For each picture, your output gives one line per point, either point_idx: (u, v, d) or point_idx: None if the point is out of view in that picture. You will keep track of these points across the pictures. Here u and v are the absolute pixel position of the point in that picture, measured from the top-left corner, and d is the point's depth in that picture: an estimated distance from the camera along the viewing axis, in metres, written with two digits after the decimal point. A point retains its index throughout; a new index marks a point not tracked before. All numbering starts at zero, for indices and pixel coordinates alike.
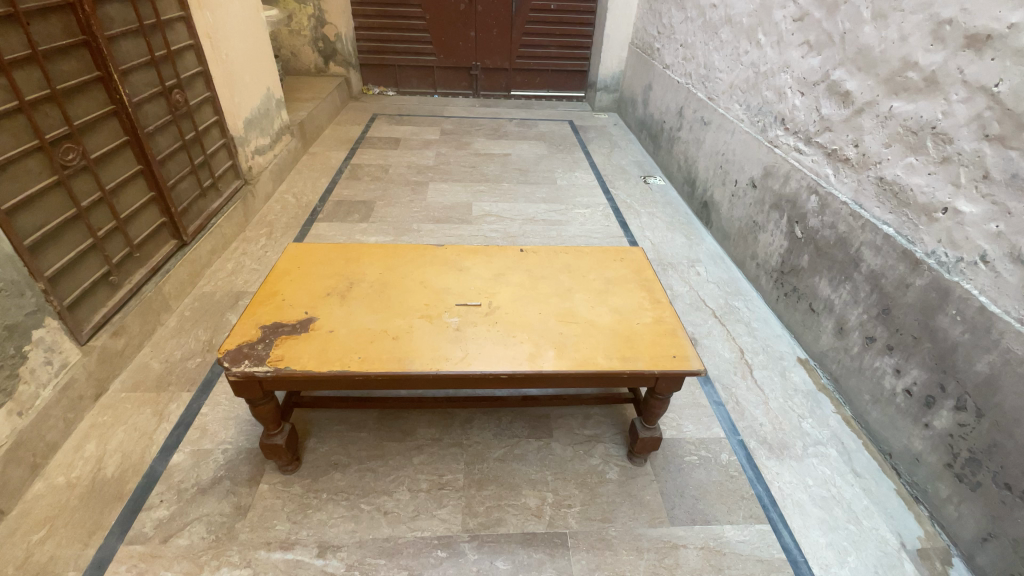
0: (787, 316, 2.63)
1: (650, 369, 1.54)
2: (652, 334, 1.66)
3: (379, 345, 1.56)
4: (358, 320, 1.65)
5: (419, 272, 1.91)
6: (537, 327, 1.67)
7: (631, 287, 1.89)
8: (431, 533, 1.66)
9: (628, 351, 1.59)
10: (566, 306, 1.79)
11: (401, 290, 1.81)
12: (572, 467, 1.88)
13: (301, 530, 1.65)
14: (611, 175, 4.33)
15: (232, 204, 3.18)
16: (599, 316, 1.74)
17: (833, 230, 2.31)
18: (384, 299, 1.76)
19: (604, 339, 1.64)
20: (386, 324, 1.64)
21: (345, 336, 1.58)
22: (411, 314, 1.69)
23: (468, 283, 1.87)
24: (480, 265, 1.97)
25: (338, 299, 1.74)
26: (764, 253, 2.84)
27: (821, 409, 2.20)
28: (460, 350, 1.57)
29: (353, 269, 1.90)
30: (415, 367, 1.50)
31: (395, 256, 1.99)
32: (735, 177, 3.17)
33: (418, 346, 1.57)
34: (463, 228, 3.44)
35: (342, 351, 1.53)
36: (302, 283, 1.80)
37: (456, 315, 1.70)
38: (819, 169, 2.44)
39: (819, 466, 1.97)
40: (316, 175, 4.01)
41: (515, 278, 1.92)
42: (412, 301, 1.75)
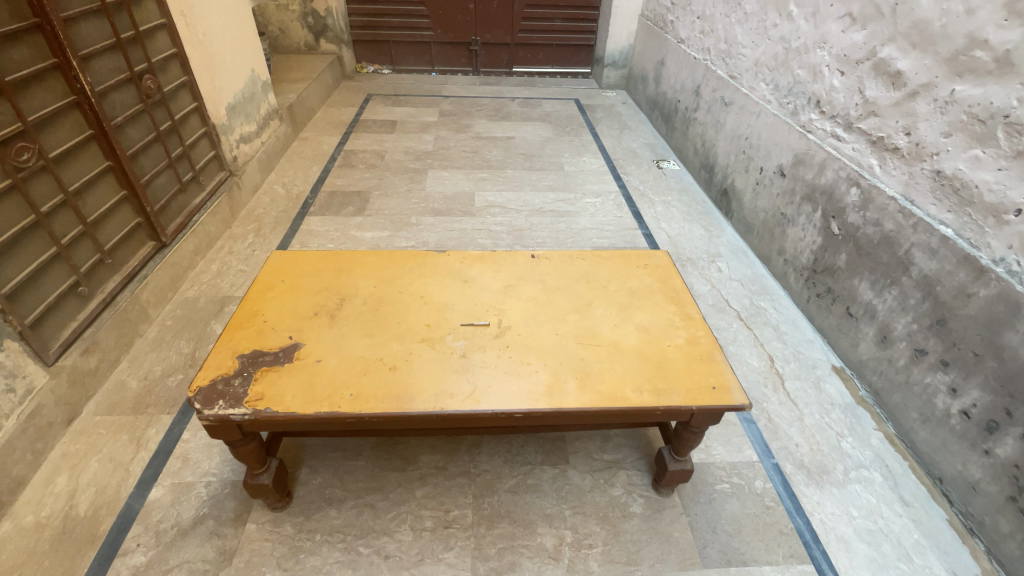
0: (820, 319, 2.43)
1: (687, 405, 1.34)
2: (686, 361, 1.45)
3: (374, 378, 1.36)
4: (350, 347, 1.44)
5: (419, 285, 1.69)
6: (555, 352, 1.47)
7: (659, 300, 1.67)
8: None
9: (661, 382, 1.39)
10: (586, 324, 1.57)
11: (399, 307, 1.60)
12: (591, 499, 1.71)
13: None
14: (621, 159, 4.06)
15: (216, 198, 2.94)
16: (625, 336, 1.53)
17: (878, 228, 2.08)
18: (380, 319, 1.54)
19: (632, 367, 1.43)
20: (382, 350, 1.44)
21: (335, 368, 1.38)
22: (411, 337, 1.48)
23: (474, 297, 1.66)
24: (487, 274, 1.76)
25: (327, 321, 1.53)
26: (793, 249, 2.62)
27: (862, 427, 2.01)
28: (468, 382, 1.36)
29: (345, 282, 1.69)
30: (416, 406, 1.29)
31: (391, 265, 1.77)
32: (760, 164, 2.91)
33: (419, 380, 1.36)
34: (465, 220, 3.21)
35: (332, 388, 1.33)
36: (287, 301, 1.59)
37: (462, 337, 1.49)
38: (862, 159, 2.20)
39: (864, 494, 1.79)
40: (307, 162, 3.76)
41: (527, 289, 1.71)
42: (412, 321, 1.54)
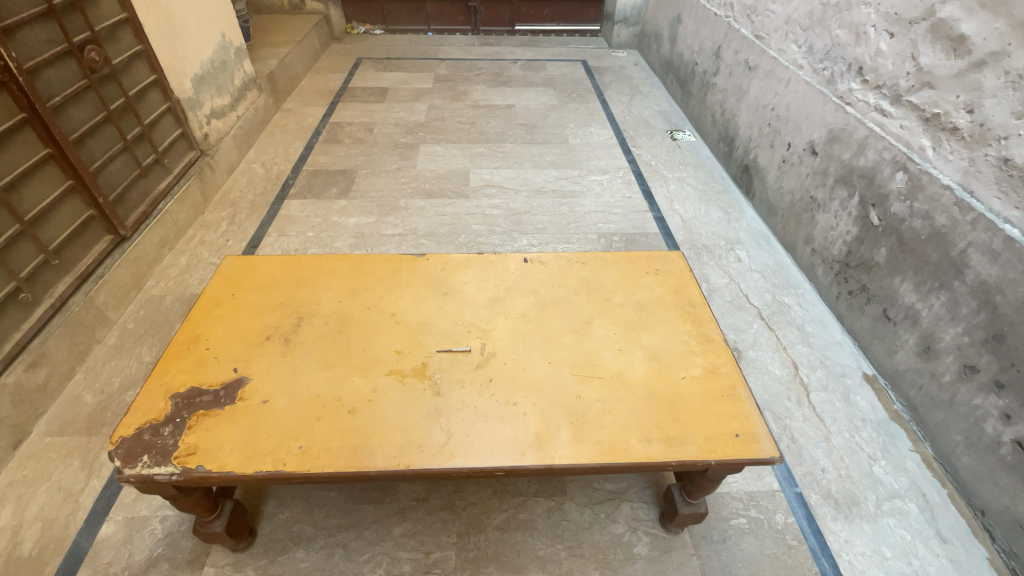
0: (852, 320, 2.17)
1: (704, 459, 1.11)
2: (703, 399, 1.22)
3: (329, 425, 1.14)
4: (304, 383, 1.23)
5: (391, 300, 1.46)
6: (546, 387, 1.24)
7: (672, 317, 1.43)
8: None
9: (673, 429, 1.16)
10: (586, 349, 1.33)
11: (365, 329, 1.37)
12: (590, 538, 1.52)
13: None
14: (632, 129, 3.71)
15: (184, 182, 2.69)
16: (631, 366, 1.29)
17: (927, 222, 1.79)
18: (342, 344, 1.32)
19: (638, 408, 1.20)
20: (340, 386, 1.22)
21: (284, 411, 1.17)
22: (376, 369, 1.26)
23: (454, 314, 1.42)
24: (471, 284, 1.51)
25: (280, 348, 1.31)
26: (823, 238, 2.34)
27: (896, 448, 1.78)
28: (440, 429, 1.14)
29: (306, 296, 1.46)
30: (376, 462, 1.08)
31: (360, 274, 1.53)
32: (788, 140, 2.58)
33: (382, 426, 1.14)
34: (458, 203, 2.93)
35: (277, 438, 1.12)
36: (235, 322, 1.37)
37: (437, 368, 1.27)
38: (913, 139, 1.88)
39: (898, 530, 1.58)
40: (289, 137, 3.47)
41: (517, 303, 1.47)
42: (379, 347, 1.32)
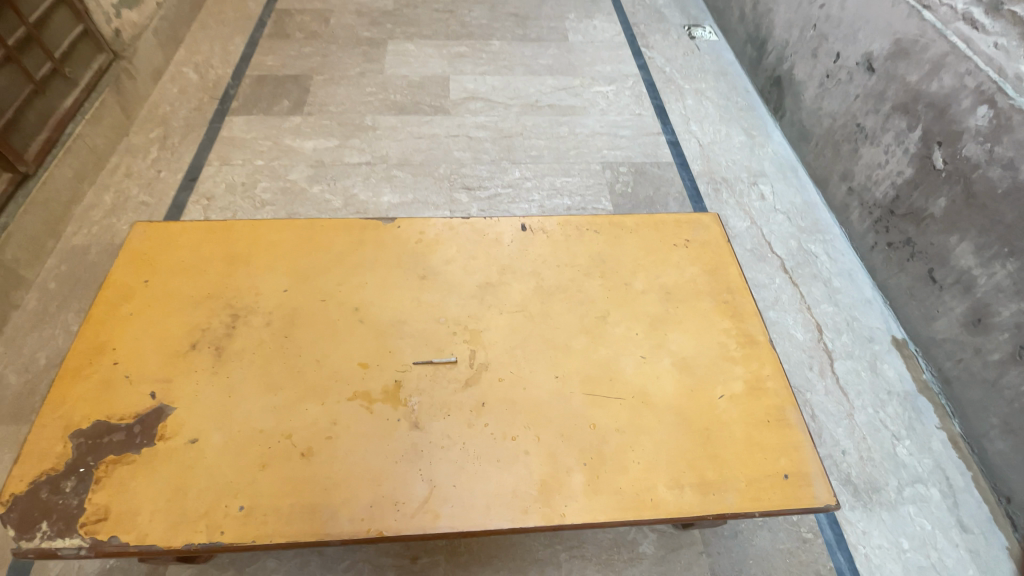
0: (886, 275, 1.93)
1: (746, 511, 0.91)
2: (746, 427, 0.99)
3: (278, 474, 0.90)
4: (245, 414, 0.97)
5: (352, 287, 1.14)
6: (551, 413, 0.99)
7: (706, 310, 1.15)
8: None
9: (709, 470, 0.94)
10: (601, 357, 1.06)
11: (320, 331, 1.07)
12: (592, 536, 1.40)
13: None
14: (643, 23, 3.11)
15: (97, 97, 2.16)
16: (657, 380, 1.04)
17: (1009, 173, 1.48)
18: (292, 356, 1.04)
19: (665, 442, 0.97)
20: (292, 418, 0.96)
21: (218, 456, 0.92)
22: (336, 392, 1.00)
23: (434, 307, 1.12)
24: (455, 263, 1.18)
25: (213, 363, 1.03)
26: (865, 177, 2.01)
27: (922, 426, 1.64)
28: (420, 479, 0.91)
29: (244, 285, 1.15)
30: (340, 528, 0.86)
31: (311, 251, 1.20)
32: (836, 49, 2.13)
33: (345, 476, 0.91)
34: (437, 121, 2.46)
35: (211, 496, 0.88)
36: (154, 326, 1.08)
37: (414, 388, 1.00)
38: (1008, 64, 1.50)
39: (918, 518, 1.48)
40: (226, 29, 2.82)
41: (513, 287, 1.15)
42: (339, 358, 1.04)
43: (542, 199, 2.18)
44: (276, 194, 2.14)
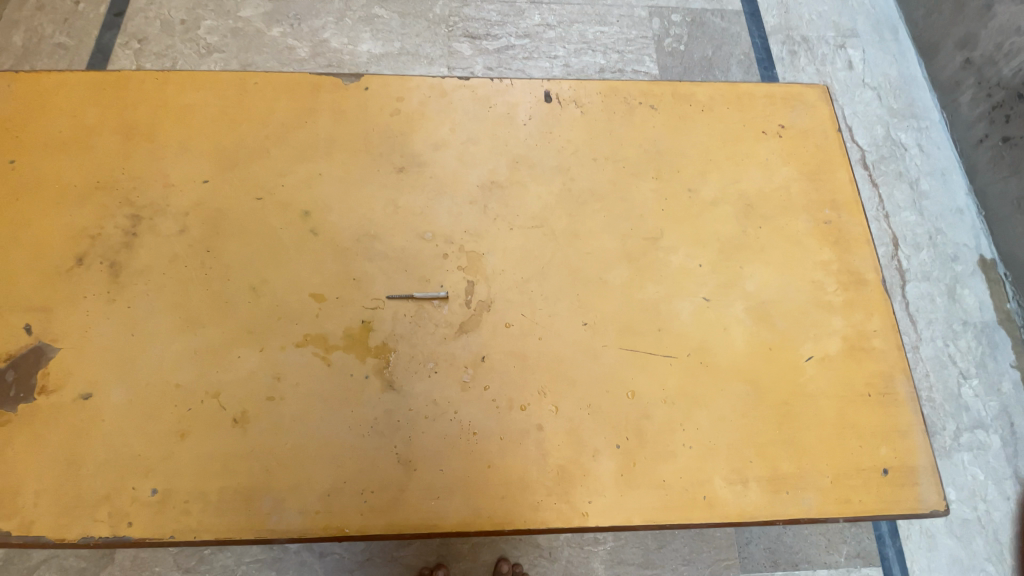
0: (987, 181, 1.55)
1: (829, 517, 0.68)
2: (839, 402, 0.73)
3: (201, 448, 0.66)
4: (154, 361, 0.70)
5: (299, 180, 0.80)
6: (575, 376, 0.72)
7: (800, 234, 0.82)
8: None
9: (785, 461, 0.70)
10: (648, 296, 0.76)
11: (255, 245, 0.76)
12: None
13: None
14: None
15: None
16: (726, 333, 0.75)
17: None
18: (218, 279, 0.74)
19: (730, 420, 0.71)
20: (219, 370, 0.70)
21: (122, 418, 0.68)
22: (279, 334, 0.72)
23: (416, 215, 0.78)
24: (448, 149, 0.82)
25: (109, 287, 0.74)
26: (998, 46, 1.51)
27: (995, 365, 1.40)
28: (396, 460, 0.67)
29: (149, 173, 0.81)
30: (288, 523, 0.64)
31: (240, 124, 0.84)
32: None
33: (294, 454, 0.67)
34: None
35: (113, 473, 0.65)
36: (27, 231, 0.78)
37: (387, 333, 0.72)
38: None
39: (971, 467, 1.32)
40: None
41: (531, 190, 0.80)
42: (282, 285, 0.74)
43: (568, 55, 1.69)
44: (226, 37, 1.66)
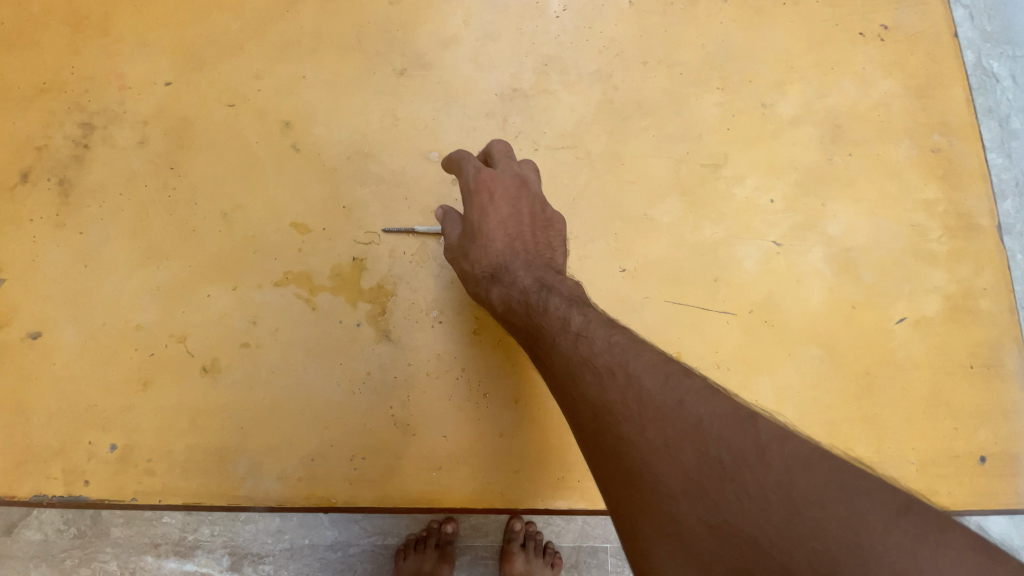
0: None
1: None
2: (934, 374, 0.60)
3: (166, 400, 0.57)
4: (113, 298, 0.59)
5: (279, 83, 0.65)
6: None
7: (900, 165, 0.65)
8: (402, 539, 0.85)
9: (862, 442, 0.57)
10: (704, 237, 0.61)
11: (226, 161, 0.63)
12: None
13: (199, 528, 0.82)
14: None
15: None
16: (798, 285, 0.60)
17: None
18: (182, 202, 0.62)
19: (796, 392, 0.58)
20: (185, 309, 0.59)
21: (77, 362, 0.58)
22: (255, 269, 0.60)
23: (420, 129, 0.64)
24: (461, 47, 0.66)
25: (57, 208, 0.63)
26: None
27: None
28: (391, 423, 0.57)
29: (102, 72, 0.67)
30: (265, 489, 0.55)
31: (209, 12, 0.68)
32: None
33: (272, 412, 0.56)
34: None
35: (69, 424, 0.57)
36: None
37: (383, 273, 0.60)
38: None
39: None
40: None
41: (561, 101, 0.65)
42: (259, 210, 0.61)
43: None
44: None
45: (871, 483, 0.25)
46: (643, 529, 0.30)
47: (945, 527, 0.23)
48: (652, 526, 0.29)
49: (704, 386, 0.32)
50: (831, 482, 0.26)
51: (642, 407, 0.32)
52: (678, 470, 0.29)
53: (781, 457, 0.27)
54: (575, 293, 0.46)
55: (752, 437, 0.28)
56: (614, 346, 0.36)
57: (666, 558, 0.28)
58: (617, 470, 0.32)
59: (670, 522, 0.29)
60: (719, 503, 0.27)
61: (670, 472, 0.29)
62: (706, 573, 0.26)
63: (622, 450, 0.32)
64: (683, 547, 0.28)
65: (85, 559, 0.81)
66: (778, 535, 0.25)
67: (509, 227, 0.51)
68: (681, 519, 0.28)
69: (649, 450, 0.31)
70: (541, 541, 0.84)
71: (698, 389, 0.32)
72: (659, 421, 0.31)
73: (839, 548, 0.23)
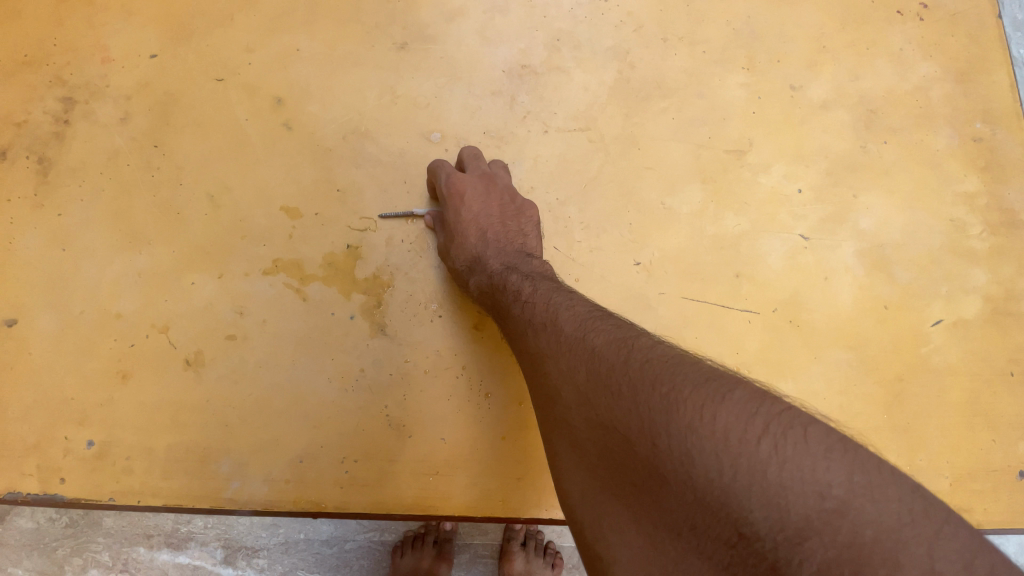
0: None
1: None
2: (972, 381, 0.55)
3: (147, 394, 0.53)
4: (92, 285, 0.56)
5: (271, 56, 0.61)
6: None
7: (939, 155, 0.60)
8: (399, 536, 0.81)
9: (893, 455, 0.53)
10: (725, 229, 0.57)
11: (213, 139, 0.58)
12: None
13: (193, 517, 0.78)
14: None
15: None
16: (826, 283, 0.56)
17: None
18: (166, 184, 0.58)
19: (823, 399, 0.54)
20: (168, 298, 0.55)
21: (54, 352, 0.55)
22: (244, 256, 0.56)
23: (422, 108, 0.59)
24: (467, 20, 0.61)
25: (35, 187, 0.59)
26: None
27: None
28: (385, 422, 0.53)
29: (84, 44, 0.63)
30: (250, 491, 0.52)
31: None
32: None
33: (259, 408, 0.53)
34: None
35: (45, 418, 0.53)
36: None
37: (380, 262, 0.56)
38: None
39: None
40: None
41: (574, 79, 0.60)
42: (247, 193, 0.57)
43: None
44: None
45: (698, 365, 0.30)
46: (559, 448, 0.34)
47: (830, 449, 0.24)
48: (564, 443, 0.34)
49: (611, 322, 0.37)
50: (668, 367, 0.30)
51: (557, 346, 0.37)
52: (574, 386, 0.34)
53: (642, 359, 0.32)
54: (538, 271, 0.48)
55: (626, 350, 0.33)
56: (551, 306, 0.41)
57: (566, 457, 0.33)
58: (538, 400, 0.37)
59: (568, 434, 0.33)
60: (595, 404, 0.32)
61: (568, 389, 0.34)
62: (596, 472, 0.31)
63: (541, 380, 0.37)
64: (575, 444, 0.33)
65: (78, 548, 0.76)
66: (652, 446, 0.27)
67: (482, 221, 0.52)
68: (573, 423, 0.33)
69: (559, 381, 0.35)
70: (541, 541, 0.80)
71: (613, 337, 0.35)
72: (577, 366, 0.34)
73: (659, 413, 0.28)
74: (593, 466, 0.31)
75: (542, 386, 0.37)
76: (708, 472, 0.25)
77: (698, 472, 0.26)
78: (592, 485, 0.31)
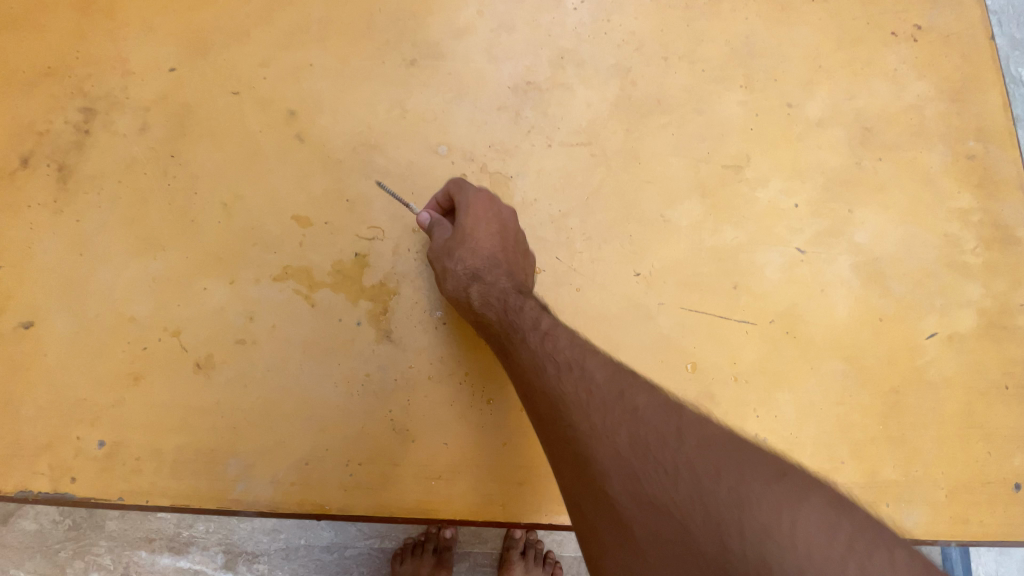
0: None
1: (938, 540, 0.53)
2: (966, 394, 0.56)
3: (158, 396, 0.55)
4: (107, 289, 0.58)
5: (285, 71, 0.63)
6: (619, 339, 0.56)
7: (933, 172, 0.62)
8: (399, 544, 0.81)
9: (889, 466, 0.54)
10: (723, 242, 0.58)
11: (227, 150, 0.60)
12: None
13: (196, 521, 0.79)
14: None
15: None
16: (822, 296, 0.57)
17: None
18: (181, 193, 0.59)
19: (819, 410, 0.55)
20: (180, 303, 0.57)
21: (68, 353, 0.56)
22: (255, 264, 0.57)
23: (429, 122, 0.61)
24: (474, 37, 0.63)
25: (55, 195, 0.61)
26: None
27: None
28: (388, 427, 0.54)
29: (106, 58, 0.65)
30: (256, 493, 0.53)
31: None
32: None
33: (266, 412, 0.54)
34: None
35: (58, 419, 0.55)
36: None
37: (387, 270, 0.58)
38: None
39: None
40: None
41: (578, 95, 0.62)
42: (259, 202, 0.59)
43: None
44: None
45: (753, 452, 0.34)
46: (600, 525, 0.36)
47: (888, 545, 0.28)
48: (608, 522, 0.36)
49: (647, 386, 0.40)
50: (720, 450, 0.34)
51: (590, 400, 0.40)
52: (619, 457, 0.36)
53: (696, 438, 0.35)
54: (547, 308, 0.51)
55: (676, 426, 0.36)
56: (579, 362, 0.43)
57: (608, 532, 0.36)
58: (565, 444, 0.40)
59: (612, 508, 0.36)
60: (644, 479, 0.35)
61: (612, 460, 0.37)
62: (642, 554, 0.33)
63: (580, 446, 0.39)
64: (617, 517, 0.35)
65: (79, 551, 0.77)
66: (713, 531, 0.31)
67: (493, 246, 0.53)
68: (616, 494, 0.36)
69: (602, 452, 0.37)
70: (541, 550, 0.81)
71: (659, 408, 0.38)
72: (620, 436, 0.37)
73: (723, 499, 0.31)
74: (639, 545, 0.34)
75: (573, 435, 0.40)
76: (764, 558, 0.29)
77: (754, 558, 0.29)
78: (617, 538, 0.35)
